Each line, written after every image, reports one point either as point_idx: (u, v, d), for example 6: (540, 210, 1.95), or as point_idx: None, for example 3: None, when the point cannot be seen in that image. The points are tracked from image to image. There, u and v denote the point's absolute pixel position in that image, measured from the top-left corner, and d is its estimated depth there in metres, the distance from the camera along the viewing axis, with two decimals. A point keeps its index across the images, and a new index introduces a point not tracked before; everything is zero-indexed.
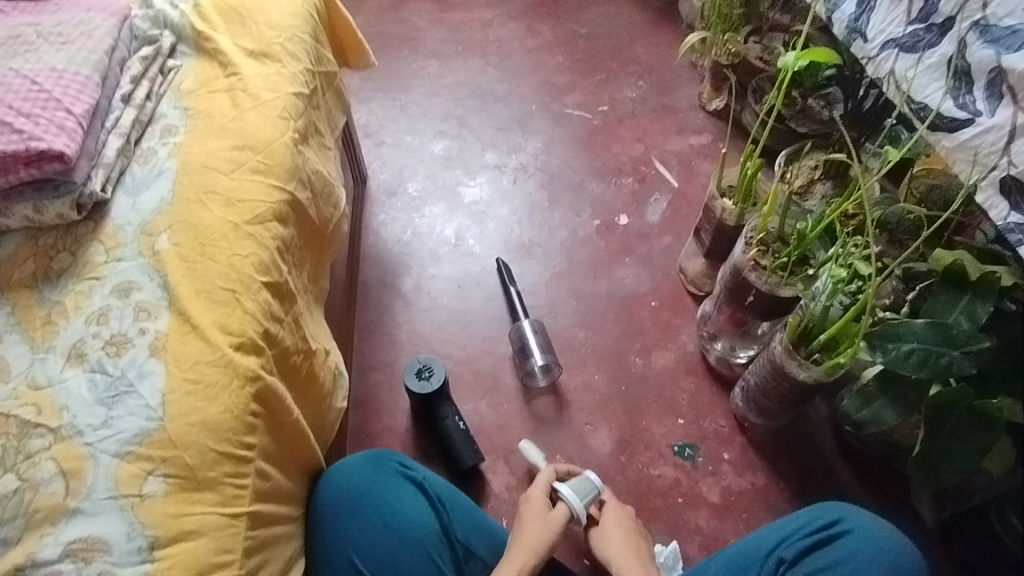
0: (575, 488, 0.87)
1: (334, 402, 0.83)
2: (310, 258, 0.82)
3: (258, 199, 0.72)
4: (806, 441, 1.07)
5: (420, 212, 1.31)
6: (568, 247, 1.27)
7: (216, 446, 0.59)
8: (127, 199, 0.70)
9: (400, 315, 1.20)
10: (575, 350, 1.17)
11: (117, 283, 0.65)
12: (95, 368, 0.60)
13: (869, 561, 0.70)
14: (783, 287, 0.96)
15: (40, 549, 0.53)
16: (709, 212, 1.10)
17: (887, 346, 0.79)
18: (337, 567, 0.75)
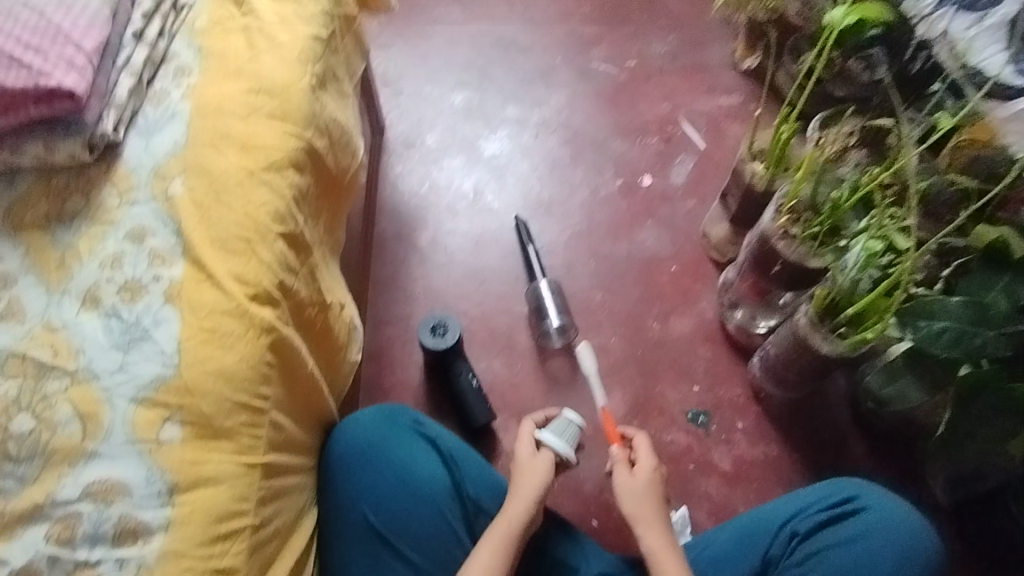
0: (556, 433, 0.81)
1: (348, 355, 0.83)
2: (327, 209, 0.80)
3: (273, 146, 0.69)
4: (821, 414, 1.06)
5: (438, 165, 1.28)
6: (589, 207, 1.24)
7: (232, 395, 0.59)
8: (140, 141, 0.68)
9: (415, 269, 1.19)
10: (591, 312, 1.15)
11: (131, 227, 0.64)
12: (110, 313, 0.60)
13: (885, 539, 0.71)
14: (812, 258, 0.93)
15: (59, 489, 0.53)
16: (738, 176, 1.06)
17: (919, 324, 0.78)
18: (349, 519, 0.76)
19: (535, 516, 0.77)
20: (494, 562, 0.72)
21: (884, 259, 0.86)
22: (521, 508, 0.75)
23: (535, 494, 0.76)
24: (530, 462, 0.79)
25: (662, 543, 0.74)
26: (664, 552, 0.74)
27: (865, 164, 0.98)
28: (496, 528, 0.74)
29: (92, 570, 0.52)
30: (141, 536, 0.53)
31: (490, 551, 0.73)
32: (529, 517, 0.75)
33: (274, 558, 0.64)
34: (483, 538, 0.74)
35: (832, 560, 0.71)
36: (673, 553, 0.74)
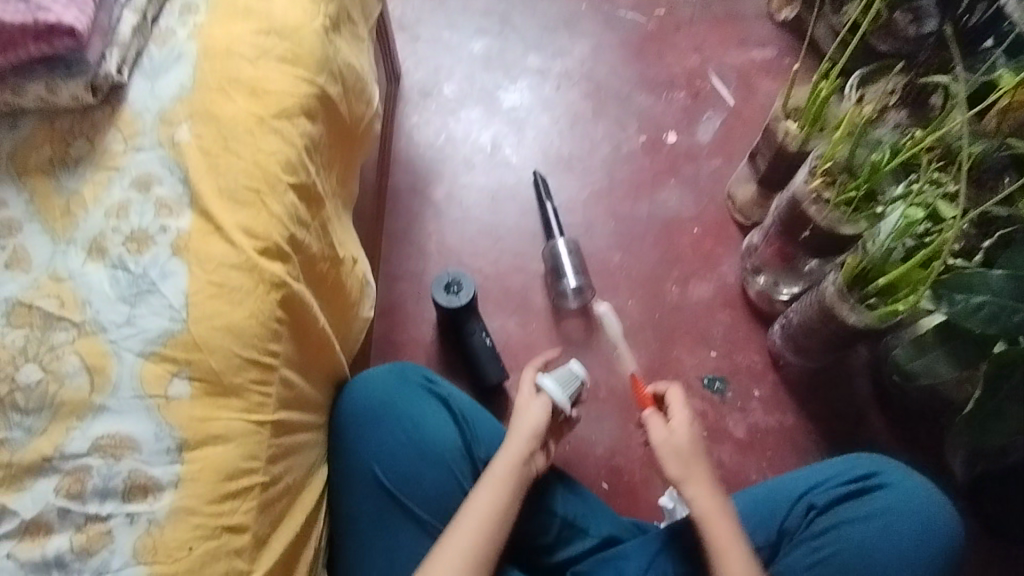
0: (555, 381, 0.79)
1: (360, 311, 0.81)
2: (340, 160, 0.77)
3: (284, 91, 0.66)
4: (841, 383, 1.04)
5: (455, 116, 1.23)
6: (610, 164, 1.20)
7: (240, 352, 0.58)
8: (145, 84, 0.65)
9: (430, 224, 1.16)
10: (609, 273, 1.12)
11: (136, 175, 0.61)
12: (117, 264, 0.58)
13: (905, 514, 0.71)
14: (845, 224, 0.89)
15: (68, 442, 0.52)
16: (769, 135, 1.01)
17: (955, 296, 0.74)
18: (360, 476, 0.75)
19: (534, 456, 0.75)
20: (492, 502, 0.70)
21: (923, 229, 0.83)
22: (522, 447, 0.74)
23: (533, 434, 0.75)
24: (526, 400, 0.78)
25: (712, 505, 0.70)
26: (714, 516, 0.69)
27: (906, 125, 0.93)
28: (495, 468, 0.73)
29: (103, 524, 0.51)
30: (152, 492, 0.53)
31: (490, 494, 0.71)
32: (524, 458, 0.74)
33: (285, 515, 0.64)
34: (482, 479, 0.73)
35: (851, 534, 0.71)
36: (724, 517, 0.69)
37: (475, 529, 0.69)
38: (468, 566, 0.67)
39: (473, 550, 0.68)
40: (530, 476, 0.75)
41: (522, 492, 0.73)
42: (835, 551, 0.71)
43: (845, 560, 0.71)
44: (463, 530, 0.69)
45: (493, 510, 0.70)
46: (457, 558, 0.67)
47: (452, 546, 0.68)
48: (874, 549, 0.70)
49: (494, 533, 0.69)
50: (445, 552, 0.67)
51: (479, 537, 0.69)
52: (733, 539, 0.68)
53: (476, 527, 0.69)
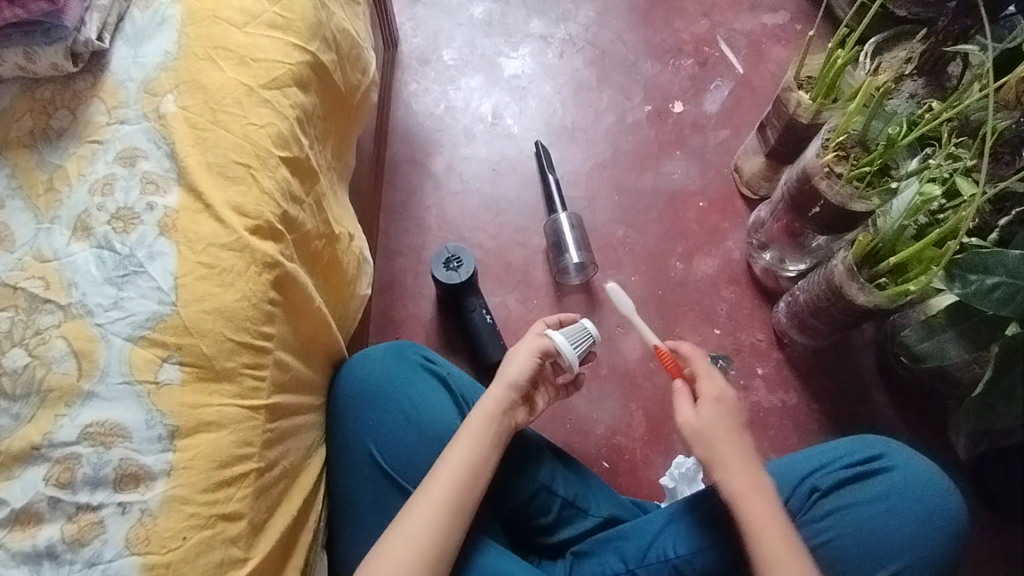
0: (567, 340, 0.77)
1: (357, 289, 0.79)
2: (336, 132, 0.74)
3: (274, 59, 0.63)
4: (845, 361, 1.03)
5: (455, 83, 1.19)
6: (615, 135, 1.16)
7: (232, 335, 0.56)
8: (128, 51, 0.62)
9: (429, 197, 1.13)
10: (612, 249, 1.10)
11: (121, 148, 0.58)
12: (102, 244, 0.55)
13: (909, 497, 0.71)
14: (856, 202, 0.86)
15: (57, 430, 0.51)
16: (780, 106, 0.97)
17: (969, 278, 0.73)
18: (358, 457, 0.75)
19: (514, 408, 0.75)
20: (469, 450, 0.70)
21: (937, 207, 0.81)
22: (501, 395, 0.73)
23: (511, 381, 0.74)
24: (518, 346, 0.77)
25: (747, 484, 0.66)
26: (750, 495, 0.66)
27: (921, 97, 0.89)
28: (473, 420, 0.72)
29: (94, 514, 0.50)
30: (144, 481, 0.51)
31: (470, 444, 0.70)
32: (502, 408, 0.73)
33: (281, 499, 0.63)
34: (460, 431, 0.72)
35: (853, 517, 0.71)
36: (762, 495, 0.66)
37: (452, 478, 0.68)
38: (444, 514, 0.66)
39: (450, 498, 0.67)
40: (509, 426, 0.74)
41: (502, 443, 0.72)
42: (837, 533, 0.71)
43: (847, 543, 0.70)
44: (439, 478, 0.68)
45: (472, 461, 0.69)
46: (434, 507, 0.66)
47: (429, 495, 0.67)
48: (877, 533, 0.70)
49: (471, 481, 0.68)
50: (422, 501, 0.66)
51: (454, 486, 0.67)
52: (769, 519, 0.65)
53: (453, 476, 0.68)
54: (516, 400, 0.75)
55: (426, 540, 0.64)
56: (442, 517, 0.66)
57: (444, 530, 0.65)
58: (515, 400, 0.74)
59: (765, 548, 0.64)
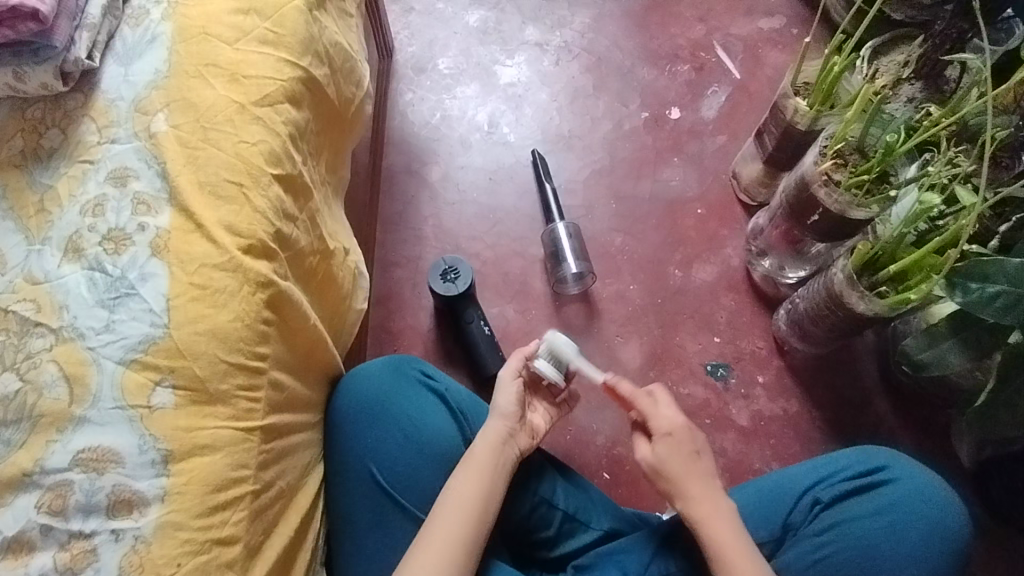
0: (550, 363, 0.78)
1: (354, 303, 0.79)
2: (330, 146, 0.74)
3: (267, 75, 0.62)
4: (846, 369, 1.02)
5: (451, 92, 1.19)
6: (611, 142, 1.16)
7: (226, 357, 0.55)
8: (118, 69, 0.61)
9: (425, 207, 1.12)
10: (610, 257, 1.09)
11: (112, 168, 0.58)
12: (93, 265, 0.55)
13: (911, 509, 0.70)
14: (855, 209, 0.85)
15: (48, 456, 0.50)
16: (778, 112, 0.96)
17: (969, 287, 0.72)
18: (356, 475, 0.74)
19: (517, 439, 0.76)
20: (477, 483, 0.69)
21: (937, 214, 0.80)
22: (501, 428, 0.74)
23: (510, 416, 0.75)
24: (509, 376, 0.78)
25: (707, 508, 0.67)
26: (715, 519, 0.67)
27: (919, 101, 0.88)
28: (477, 452, 0.72)
29: (87, 541, 0.50)
30: (138, 507, 0.51)
31: (476, 477, 0.70)
32: (502, 439, 0.74)
33: (278, 520, 0.63)
34: (462, 463, 0.72)
35: (853, 531, 0.70)
36: (726, 519, 0.67)
37: (460, 512, 0.67)
38: (456, 551, 0.65)
39: (459, 533, 0.66)
40: (513, 455, 0.74)
41: (508, 474, 0.73)
42: (839, 547, 0.70)
43: (847, 557, 0.70)
44: (447, 513, 0.67)
45: (480, 490, 0.69)
46: (446, 544, 0.65)
47: (439, 532, 0.66)
48: (879, 547, 0.70)
49: (479, 514, 0.68)
50: (432, 538, 0.66)
51: (462, 516, 0.67)
52: (739, 546, 0.65)
53: (461, 505, 0.68)
54: (513, 428, 0.75)
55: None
56: (454, 555, 0.65)
57: (456, 567, 0.65)
58: (512, 428, 0.75)
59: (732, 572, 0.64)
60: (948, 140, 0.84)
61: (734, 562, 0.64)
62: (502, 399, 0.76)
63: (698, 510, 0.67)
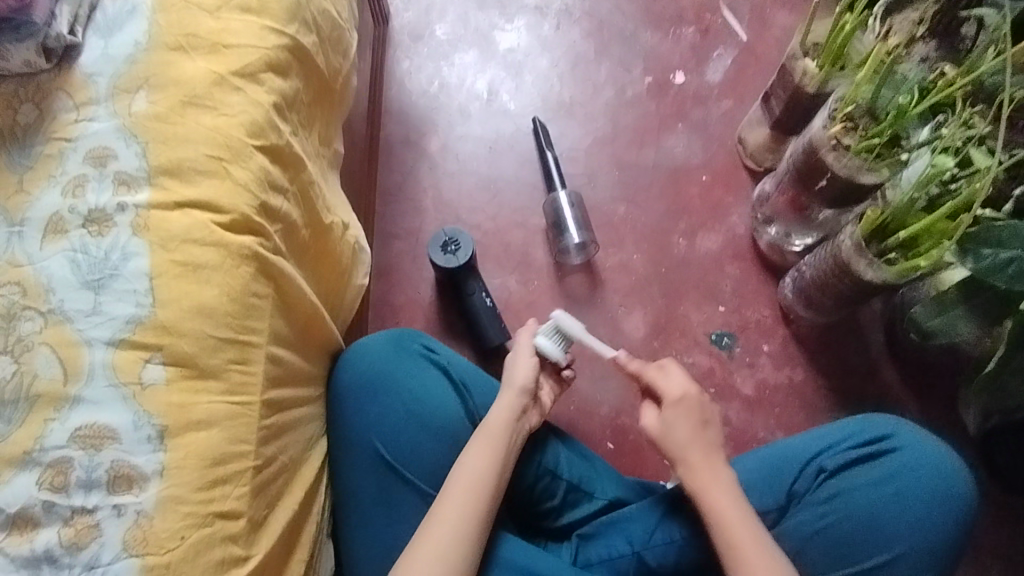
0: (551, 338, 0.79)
1: (352, 278, 0.78)
2: (322, 117, 0.72)
3: (249, 43, 0.61)
4: (853, 336, 1.01)
5: (448, 60, 1.16)
6: (614, 109, 1.13)
7: (214, 332, 0.55)
8: (98, 42, 0.59)
9: (425, 179, 1.11)
10: (613, 227, 1.07)
11: (90, 148, 0.56)
12: (77, 247, 0.54)
13: (917, 477, 0.70)
14: (864, 173, 0.84)
15: (46, 435, 0.50)
16: (786, 75, 0.94)
17: (982, 253, 0.70)
18: (359, 449, 0.74)
19: (528, 411, 0.76)
20: (484, 457, 0.69)
21: (950, 177, 0.78)
22: (512, 402, 0.74)
23: (519, 387, 0.75)
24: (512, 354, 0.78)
25: (706, 483, 0.67)
26: (714, 488, 0.67)
27: (932, 60, 0.83)
28: (488, 429, 0.72)
29: (90, 517, 0.50)
30: (137, 483, 0.51)
31: (489, 452, 0.70)
32: (516, 414, 0.73)
33: (281, 494, 0.63)
34: (474, 436, 0.71)
35: (858, 500, 0.70)
36: (723, 493, 0.67)
37: (473, 487, 0.67)
38: (469, 525, 0.65)
39: (473, 507, 0.66)
40: (523, 431, 0.74)
41: (516, 445, 0.73)
42: (843, 516, 0.70)
43: (850, 526, 0.70)
44: (459, 488, 0.67)
45: (488, 466, 0.69)
46: (460, 519, 0.65)
47: (451, 506, 0.66)
48: (884, 516, 0.70)
49: (485, 486, 0.68)
50: (445, 512, 0.66)
51: (468, 492, 0.67)
52: (738, 519, 0.65)
53: (468, 482, 0.68)
54: (526, 401, 0.75)
55: (451, 552, 0.64)
56: (468, 529, 0.65)
57: (470, 541, 0.65)
58: (525, 402, 0.75)
59: (732, 542, 0.64)
60: (964, 100, 0.79)
61: (734, 530, 0.64)
62: (521, 375, 0.76)
63: (700, 481, 0.68)
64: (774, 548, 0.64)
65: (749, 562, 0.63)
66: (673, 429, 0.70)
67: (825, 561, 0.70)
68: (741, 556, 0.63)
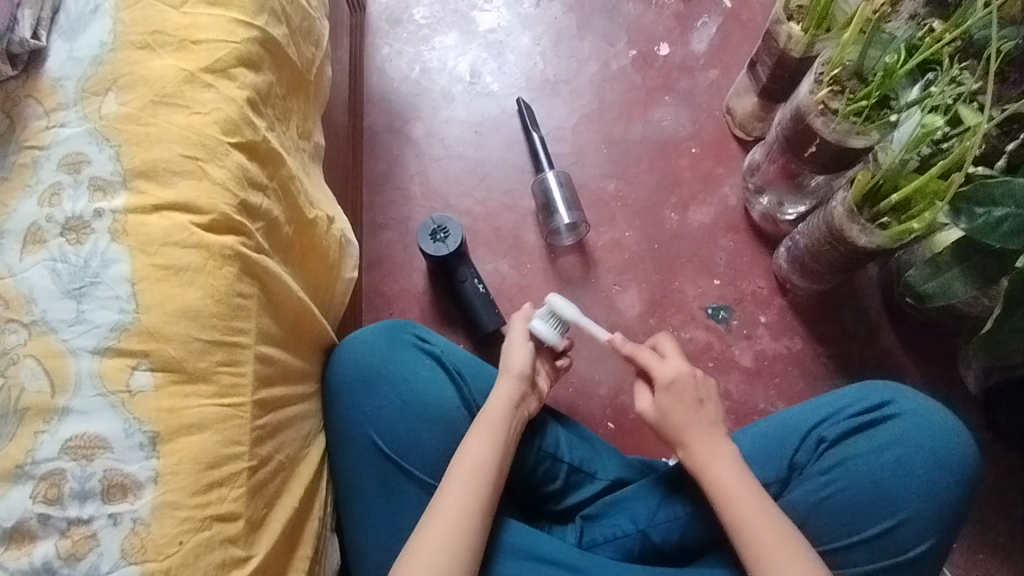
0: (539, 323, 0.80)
1: (342, 272, 0.78)
2: (298, 110, 0.71)
3: (217, 38, 0.59)
4: (850, 303, 1.01)
5: (429, 44, 1.13)
6: (599, 84, 1.11)
7: (201, 335, 0.54)
8: (63, 46, 0.58)
9: (411, 165, 1.09)
10: (604, 204, 1.06)
11: (63, 155, 0.55)
12: (56, 256, 0.53)
13: (917, 442, 0.70)
14: (854, 137, 0.83)
15: (38, 447, 0.49)
16: (770, 40, 0.92)
17: (975, 211, 0.69)
18: (358, 444, 0.74)
19: (525, 397, 0.75)
20: (485, 446, 0.69)
21: (941, 136, 0.76)
22: (510, 390, 0.74)
23: (516, 373, 0.75)
24: (507, 343, 0.78)
25: (703, 459, 0.67)
26: (711, 467, 0.67)
27: (923, 15, 0.81)
28: (488, 418, 0.71)
29: (86, 527, 0.49)
30: (132, 491, 0.50)
31: (491, 442, 0.69)
32: (513, 402, 0.73)
33: (280, 493, 0.63)
34: (473, 425, 0.71)
35: (860, 468, 0.70)
36: (720, 469, 0.67)
37: (474, 476, 0.67)
38: (473, 513, 0.65)
39: (477, 494, 0.66)
40: (521, 415, 0.74)
41: (515, 432, 0.72)
42: (844, 485, 0.70)
43: (852, 494, 0.70)
44: (460, 477, 0.67)
45: (487, 454, 0.69)
46: (462, 508, 0.65)
47: (453, 496, 0.66)
48: (885, 482, 0.69)
49: (487, 476, 0.67)
50: (448, 501, 0.65)
51: (468, 484, 0.67)
52: (736, 491, 0.65)
53: (468, 473, 0.67)
54: (523, 386, 0.75)
55: (454, 542, 0.63)
56: (472, 517, 0.65)
57: (475, 528, 0.65)
58: (522, 387, 0.75)
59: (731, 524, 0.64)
60: (953, 56, 0.78)
61: (733, 508, 0.64)
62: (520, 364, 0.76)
63: (698, 459, 0.67)
64: (781, 519, 0.64)
65: (751, 540, 0.63)
66: (668, 409, 0.70)
67: (829, 531, 0.70)
68: (744, 536, 0.63)
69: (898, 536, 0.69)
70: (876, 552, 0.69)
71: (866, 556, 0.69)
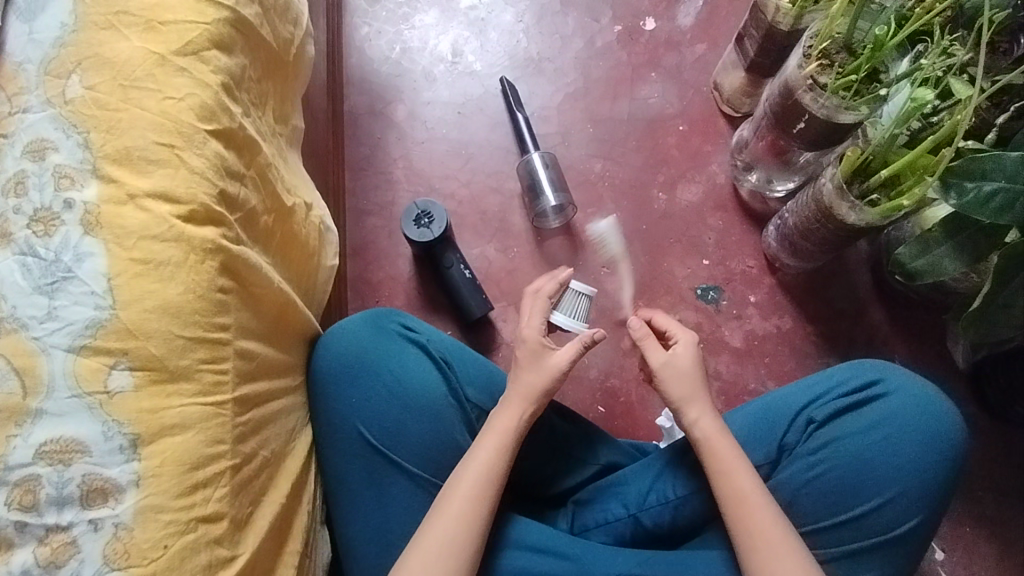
0: (563, 307, 0.82)
1: (324, 261, 0.76)
2: (274, 94, 0.69)
3: (184, 20, 0.56)
4: (839, 281, 1.00)
5: (409, 22, 1.10)
6: (584, 61, 1.09)
7: (182, 332, 0.52)
8: (22, 27, 0.55)
9: (394, 149, 1.07)
10: (591, 184, 1.04)
11: (27, 141, 0.53)
12: (25, 250, 0.51)
13: (906, 422, 0.70)
14: (843, 112, 0.81)
15: (10, 452, 0.48)
16: (758, 13, 0.89)
17: (965, 187, 0.68)
18: (345, 436, 0.73)
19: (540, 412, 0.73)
20: (494, 445, 0.68)
21: (931, 110, 0.75)
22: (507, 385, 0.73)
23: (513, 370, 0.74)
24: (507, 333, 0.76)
25: None
26: (722, 441, 0.67)
27: None
28: (499, 420, 0.70)
29: (66, 533, 0.48)
30: (113, 494, 0.49)
31: (497, 438, 0.69)
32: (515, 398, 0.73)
33: (266, 490, 0.62)
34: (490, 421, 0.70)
35: (849, 447, 0.70)
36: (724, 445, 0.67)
37: (479, 477, 0.66)
38: (477, 509, 0.65)
39: (481, 486, 0.66)
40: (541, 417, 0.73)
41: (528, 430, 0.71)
42: (832, 464, 0.70)
43: (840, 474, 0.70)
44: (469, 477, 0.66)
45: (488, 452, 0.68)
46: (466, 501, 0.65)
47: (459, 490, 0.66)
48: (873, 461, 0.70)
49: (493, 473, 0.67)
50: (452, 501, 0.65)
51: (474, 483, 0.66)
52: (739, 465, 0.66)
53: (482, 467, 0.67)
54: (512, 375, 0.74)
55: (456, 540, 0.63)
56: (478, 513, 0.65)
57: (478, 528, 0.65)
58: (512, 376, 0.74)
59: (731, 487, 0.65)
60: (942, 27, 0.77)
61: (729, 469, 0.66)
62: (552, 359, 0.73)
63: None
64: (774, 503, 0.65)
65: (754, 513, 0.64)
66: None
67: (817, 510, 0.70)
68: (746, 504, 0.64)
69: (886, 514, 0.69)
70: (862, 530, 0.69)
71: (852, 535, 0.69)
